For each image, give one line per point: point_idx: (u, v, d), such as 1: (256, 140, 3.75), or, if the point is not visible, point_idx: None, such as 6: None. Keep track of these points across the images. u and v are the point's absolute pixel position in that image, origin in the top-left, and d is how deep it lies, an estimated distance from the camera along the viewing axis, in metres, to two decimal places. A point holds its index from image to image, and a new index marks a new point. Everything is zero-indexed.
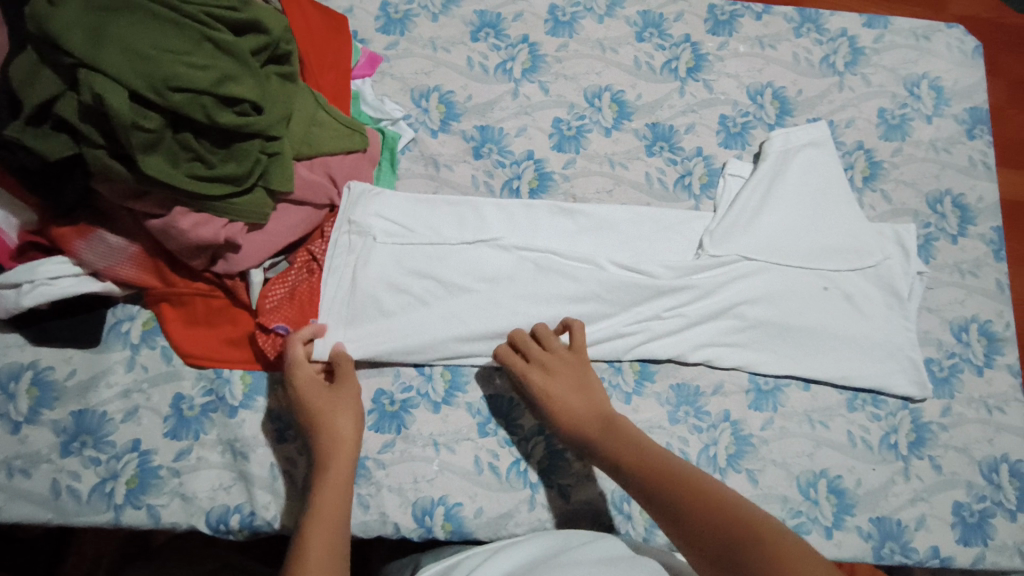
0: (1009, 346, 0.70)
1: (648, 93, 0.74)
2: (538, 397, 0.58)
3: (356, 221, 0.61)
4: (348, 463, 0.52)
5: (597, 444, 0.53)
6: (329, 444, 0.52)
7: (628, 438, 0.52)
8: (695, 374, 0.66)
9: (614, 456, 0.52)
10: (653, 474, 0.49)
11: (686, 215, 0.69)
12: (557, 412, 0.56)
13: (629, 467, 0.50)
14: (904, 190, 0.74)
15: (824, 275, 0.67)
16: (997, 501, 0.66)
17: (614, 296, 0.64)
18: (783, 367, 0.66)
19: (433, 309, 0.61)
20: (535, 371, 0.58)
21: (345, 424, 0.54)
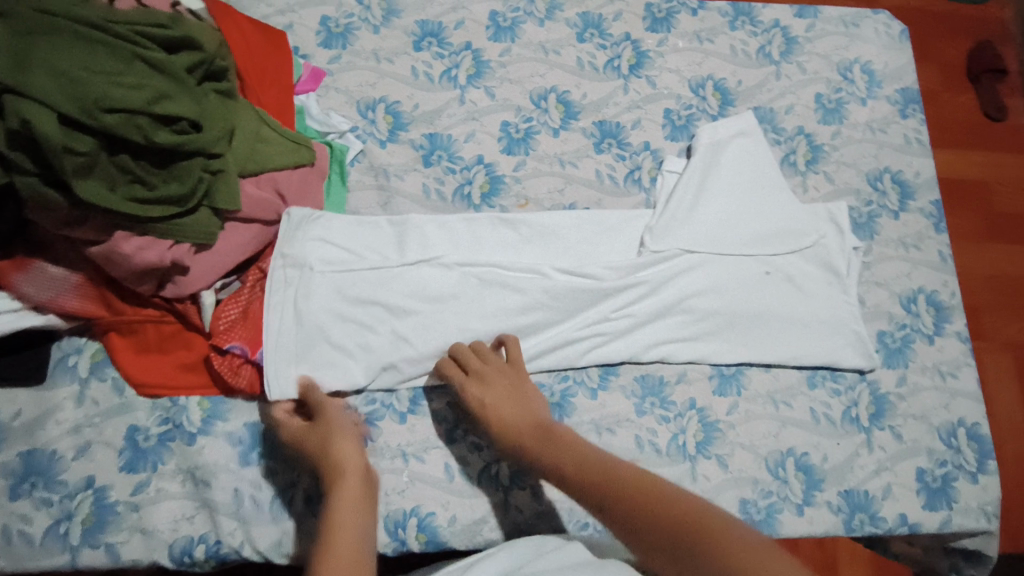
0: (956, 313, 0.73)
1: (593, 92, 0.75)
2: (477, 409, 0.59)
3: (290, 255, 0.61)
4: (358, 479, 0.51)
5: (536, 451, 0.54)
6: (332, 469, 0.52)
7: (568, 442, 0.53)
8: (658, 365, 0.67)
9: (554, 461, 0.52)
10: (594, 476, 0.49)
11: (626, 214, 0.71)
12: (494, 422, 0.58)
13: (568, 472, 0.50)
14: (844, 171, 0.76)
15: (764, 259, 0.71)
16: (958, 464, 0.68)
17: (563, 301, 0.66)
18: (735, 356, 0.68)
19: (380, 333, 0.63)
20: (473, 384, 0.60)
21: (346, 445, 0.53)
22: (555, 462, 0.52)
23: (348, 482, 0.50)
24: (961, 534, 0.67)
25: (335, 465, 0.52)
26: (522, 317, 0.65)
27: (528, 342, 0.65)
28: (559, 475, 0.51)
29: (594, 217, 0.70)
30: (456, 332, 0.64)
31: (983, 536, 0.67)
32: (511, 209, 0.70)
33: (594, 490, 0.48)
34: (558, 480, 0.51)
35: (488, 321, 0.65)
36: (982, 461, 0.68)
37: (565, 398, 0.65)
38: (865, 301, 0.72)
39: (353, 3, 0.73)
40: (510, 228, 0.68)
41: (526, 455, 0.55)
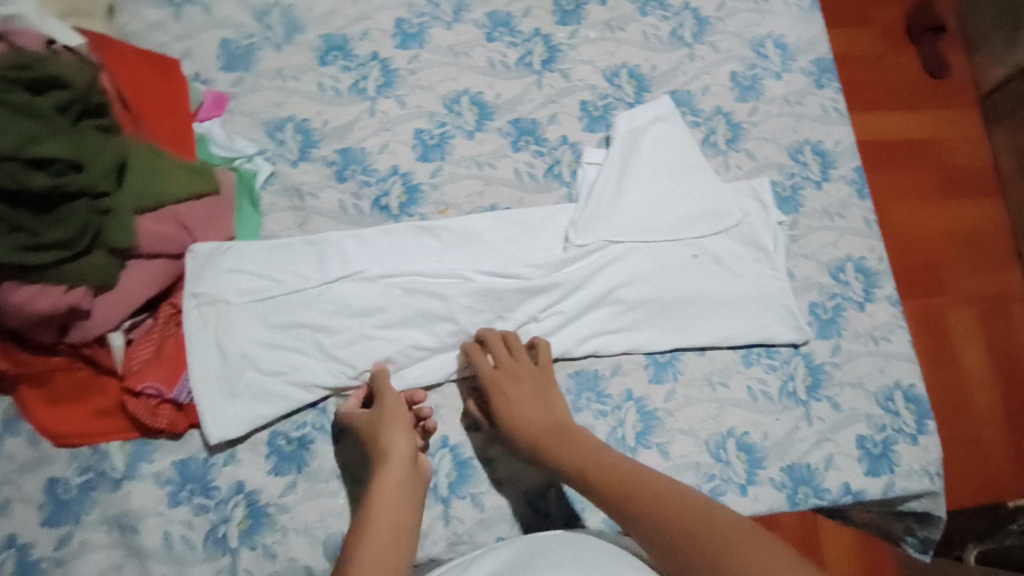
0: (885, 278, 0.73)
1: (506, 90, 0.74)
2: (498, 400, 0.60)
3: (202, 292, 0.60)
4: (402, 474, 0.54)
5: (554, 449, 0.56)
6: (380, 456, 0.55)
7: (589, 446, 0.55)
8: (594, 361, 0.67)
9: (575, 462, 0.54)
10: (614, 481, 0.52)
11: (549, 210, 0.70)
12: (510, 416, 0.58)
13: (590, 474, 0.53)
14: (765, 146, 0.76)
15: (692, 243, 0.70)
16: (898, 428, 0.68)
17: (490, 304, 0.65)
18: (669, 341, 0.68)
19: (308, 355, 0.62)
20: (500, 376, 0.60)
21: (398, 436, 0.55)
22: (575, 462, 0.54)
23: (392, 477, 0.53)
24: (907, 497, 0.67)
25: (384, 456, 0.55)
26: (451, 324, 0.64)
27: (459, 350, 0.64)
28: (579, 473, 0.54)
29: (516, 215, 0.69)
30: (383, 346, 0.63)
31: (930, 496, 0.68)
32: (430, 217, 0.69)
33: (614, 492, 0.51)
34: (577, 478, 0.54)
35: (417, 331, 0.64)
36: (922, 421, 0.69)
37: None
38: (794, 274, 0.72)
39: (252, 23, 0.72)
40: (432, 236, 0.67)
41: (540, 452, 0.57)
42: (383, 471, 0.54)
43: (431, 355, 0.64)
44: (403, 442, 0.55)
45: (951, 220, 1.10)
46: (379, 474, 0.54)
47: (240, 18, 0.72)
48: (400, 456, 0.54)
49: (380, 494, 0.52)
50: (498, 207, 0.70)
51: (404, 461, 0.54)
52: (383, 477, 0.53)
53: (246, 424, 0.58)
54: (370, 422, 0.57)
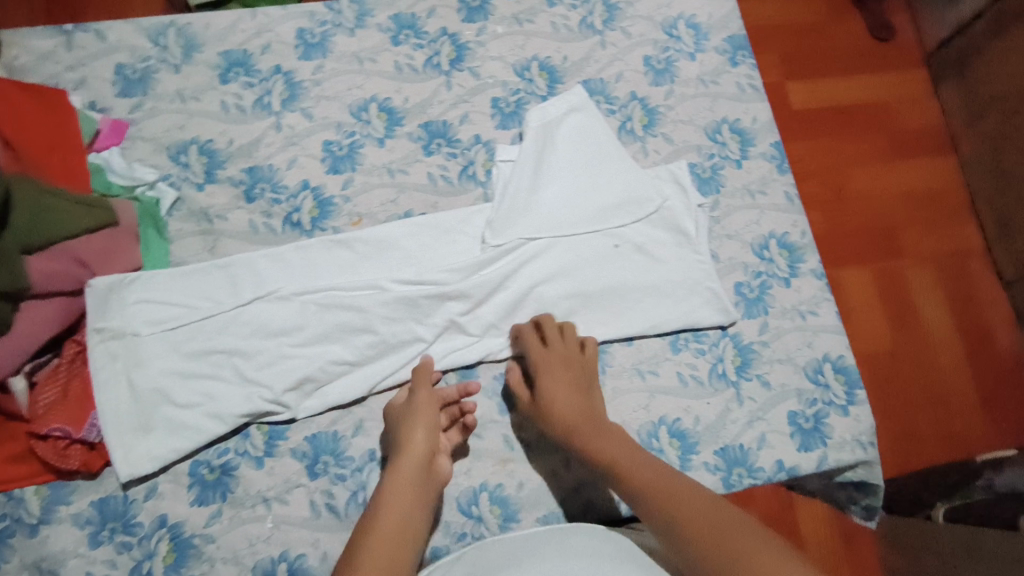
0: (809, 252, 0.73)
1: (414, 94, 0.73)
2: (546, 384, 0.62)
3: (105, 326, 0.59)
4: (414, 473, 0.57)
5: (595, 441, 0.59)
6: (401, 453, 0.58)
7: (624, 446, 0.57)
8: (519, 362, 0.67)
9: (606, 452, 0.57)
10: (647, 481, 0.54)
11: (465, 212, 0.69)
12: (553, 402, 0.61)
13: (625, 472, 0.55)
14: (683, 129, 0.76)
15: (612, 234, 0.70)
16: (828, 400, 0.69)
17: (408, 313, 0.65)
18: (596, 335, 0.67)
19: (224, 381, 0.61)
20: (554, 360, 0.63)
21: (416, 435, 0.58)
22: (613, 458, 0.57)
23: (403, 475, 0.56)
24: (843, 468, 0.68)
25: (402, 452, 0.58)
26: (370, 335, 0.64)
27: (381, 362, 0.64)
28: (614, 470, 0.56)
29: (430, 221, 0.68)
30: (300, 366, 0.62)
31: (864, 465, 0.68)
32: (344, 230, 0.68)
33: (646, 493, 0.53)
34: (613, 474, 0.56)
35: (335, 345, 0.63)
36: (852, 392, 0.69)
37: None
38: (718, 256, 0.72)
39: (148, 45, 0.70)
40: (346, 249, 0.67)
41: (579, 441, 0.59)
42: (398, 468, 0.57)
43: (354, 370, 0.64)
44: (422, 441, 0.58)
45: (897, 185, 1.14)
46: (396, 467, 0.57)
47: (134, 40, 0.70)
48: (416, 454, 0.58)
49: (393, 488, 0.56)
50: (414, 213, 0.70)
51: (418, 459, 0.57)
52: (397, 472, 0.57)
53: (163, 458, 0.58)
54: (406, 415, 0.60)
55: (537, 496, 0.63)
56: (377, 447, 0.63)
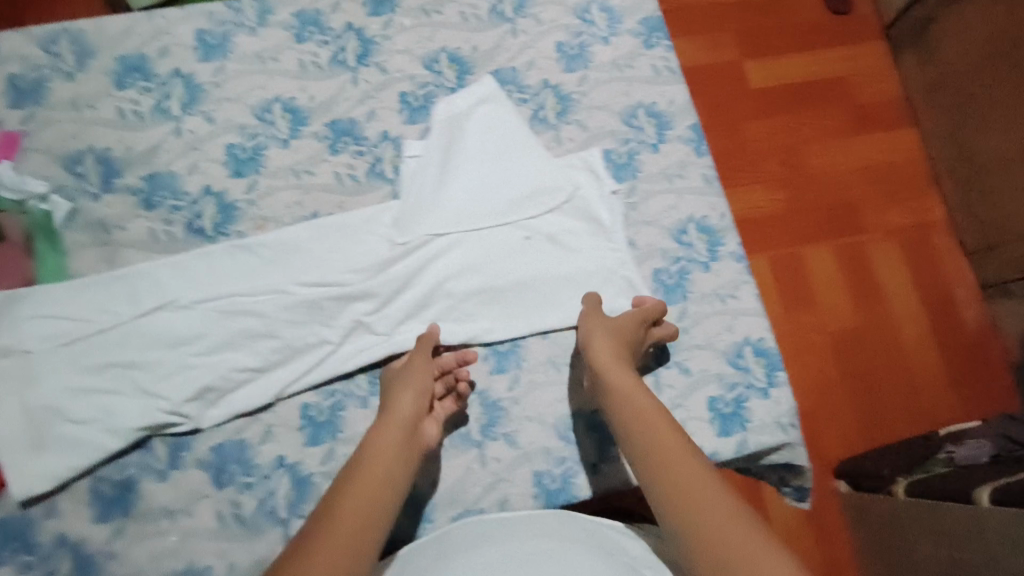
0: (728, 235, 0.72)
1: (320, 92, 0.71)
2: (616, 338, 0.61)
3: None
4: (399, 435, 0.56)
5: (635, 407, 0.55)
6: (389, 417, 0.58)
7: (653, 425, 0.54)
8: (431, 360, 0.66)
9: (630, 404, 0.56)
10: (682, 480, 0.49)
11: (371, 211, 0.68)
12: (613, 352, 0.60)
13: (659, 456, 0.51)
14: (597, 115, 0.74)
15: (523, 225, 0.69)
16: (748, 384, 0.68)
17: (312, 317, 0.65)
18: (509, 329, 0.66)
19: (125, 393, 0.61)
20: (626, 326, 0.62)
21: (406, 399, 0.59)
22: (648, 438, 0.53)
23: (388, 440, 0.56)
24: (765, 451, 0.67)
25: (391, 414, 0.58)
26: (273, 339, 0.64)
27: (286, 367, 0.63)
28: (644, 452, 0.52)
29: (337, 221, 0.67)
30: (202, 375, 0.62)
31: (786, 448, 0.68)
32: (249, 234, 0.67)
33: (652, 469, 0.51)
34: (640, 456, 0.53)
35: (239, 352, 0.63)
36: (772, 374, 0.69)
37: (335, 412, 0.64)
38: (636, 242, 0.71)
39: (40, 54, 0.68)
40: (250, 253, 0.65)
41: (614, 399, 0.57)
42: (385, 431, 0.57)
43: (260, 377, 0.63)
44: (410, 403, 0.58)
45: (796, 181, 1.41)
46: (382, 426, 0.57)
47: (25, 49, 0.68)
48: (402, 416, 0.58)
49: (376, 448, 0.55)
50: (321, 213, 0.68)
51: (405, 421, 0.57)
52: (383, 433, 0.56)
53: (64, 474, 0.58)
54: (412, 375, 0.60)
55: (452, 495, 0.63)
56: (286, 453, 0.62)
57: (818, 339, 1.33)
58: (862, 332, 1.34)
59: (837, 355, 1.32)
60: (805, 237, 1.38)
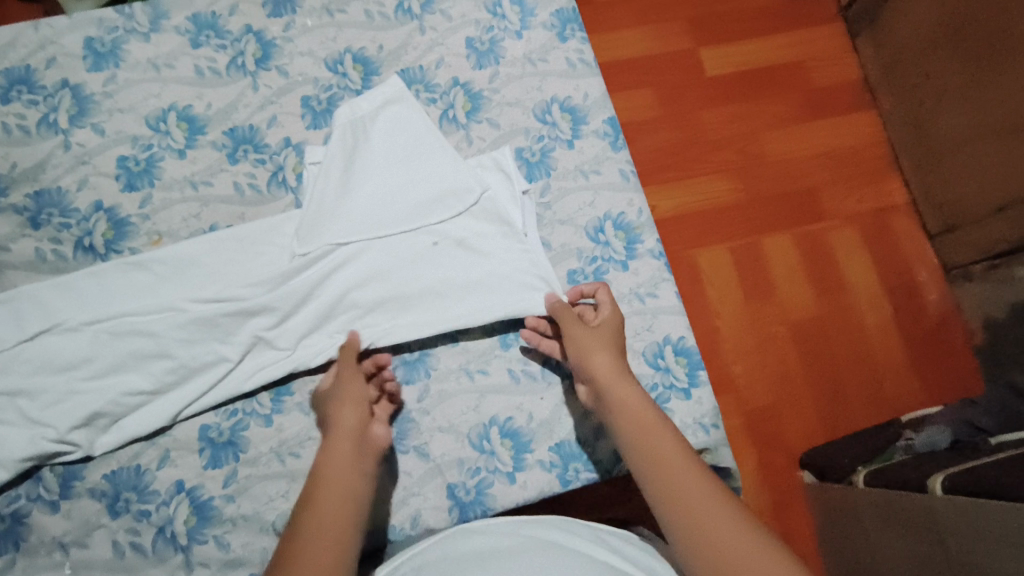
0: (646, 231, 0.70)
1: (217, 99, 0.69)
2: (610, 346, 0.58)
3: None
4: (347, 445, 0.53)
5: (638, 424, 0.52)
6: (331, 433, 0.54)
7: (654, 431, 0.51)
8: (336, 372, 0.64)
9: (626, 413, 0.53)
10: (689, 497, 0.46)
11: (273, 220, 0.66)
12: (607, 361, 0.57)
13: (671, 489, 0.47)
14: (509, 112, 0.72)
15: (430, 231, 0.67)
16: (669, 384, 0.66)
17: (208, 334, 0.62)
18: (417, 333, 0.64)
19: (9, 422, 0.58)
20: (612, 332, 0.60)
21: (344, 413, 0.56)
22: (649, 447, 0.50)
23: (336, 453, 0.52)
24: None
25: (332, 430, 0.55)
26: (167, 360, 0.61)
27: (182, 387, 0.61)
28: (646, 463, 0.49)
29: (238, 233, 0.65)
30: (91, 400, 0.59)
31: (710, 450, 0.66)
32: (142, 250, 0.64)
33: (657, 478, 0.48)
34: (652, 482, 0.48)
35: (131, 374, 0.60)
36: (694, 373, 0.67)
37: (235, 432, 0.61)
38: (550, 243, 0.69)
39: None
40: (144, 269, 0.63)
41: (620, 415, 0.53)
42: (330, 444, 0.53)
43: (155, 399, 0.61)
44: (353, 415, 0.55)
45: (750, 170, 1.39)
46: (327, 446, 0.53)
47: None
48: (350, 427, 0.55)
49: (329, 463, 0.51)
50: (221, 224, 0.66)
51: (353, 432, 0.54)
52: (333, 447, 0.53)
53: None
54: (355, 386, 0.58)
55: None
56: (185, 477, 0.60)
57: (780, 328, 1.31)
58: (822, 321, 1.33)
59: (794, 346, 1.31)
60: (759, 225, 1.37)
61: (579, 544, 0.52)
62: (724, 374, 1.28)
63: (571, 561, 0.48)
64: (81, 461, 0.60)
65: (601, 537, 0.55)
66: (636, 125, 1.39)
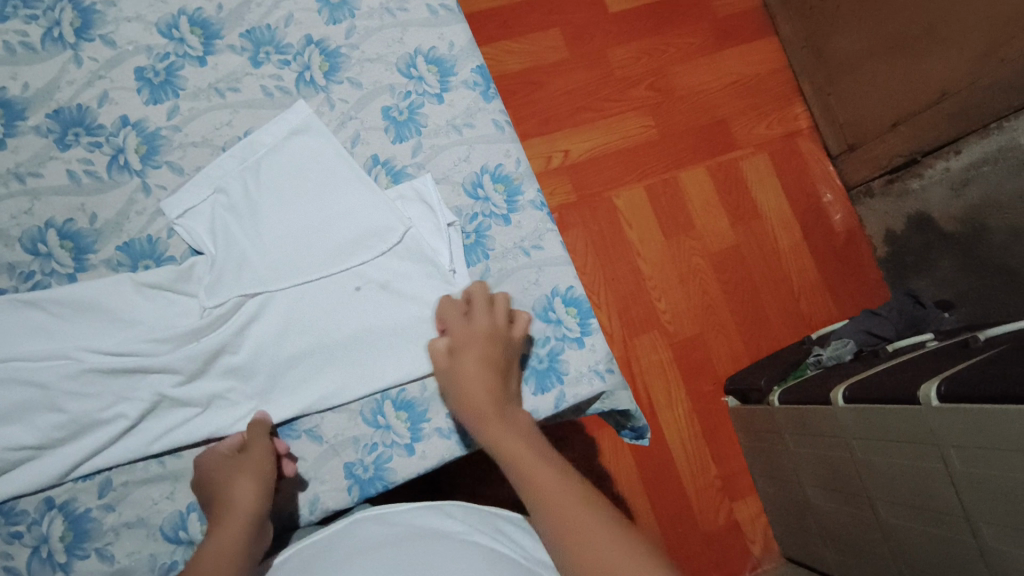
0: (526, 182, 0.69)
1: (36, 78, 0.62)
2: (462, 379, 0.57)
3: None
4: (241, 530, 0.51)
5: (533, 479, 0.51)
6: (227, 511, 0.52)
7: (522, 447, 0.53)
8: (227, 386, 0.59)
9: (496, 433, 0.54)
10: (553, 502, 0.49)
11: (121, 209, 0.61)
12: (464, 392, 0.57)
13: (573, 537, 0.46)
14: (371, 69, 0.68)
15: (353, 273, 0.63)
16: (562, 336, 0.66)
17: (54, 338, 0.57)
18: (342, 382, 0.61)
19: None
20: (466, 357, 0.58)
21: (245, 489, 0.53)
22: (519, 461, 0.52)
23: (229, 534, 0.50)
24: (585, 401, 0.66)
25: (228, 506, 0.53)
26: (24, 386, 0.55)
27: (23, 391, 0.55)
28: (519, 476, 0.52)
29: (144, 280, 0.59)
30: None
31: (606, 394, 0.66)
32: None
33: (527, 488, 0.51)
34: (551, 535, 0.47)
35: (15, 426, 0.54)
36: (585, 322, 0.67)
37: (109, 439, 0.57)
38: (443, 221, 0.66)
39: None
40: (40, 309, 0.57)
41: (514, 471, 0.52)
42: (223, 526, 0.51)
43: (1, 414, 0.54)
44: (253, 492, 0.54)
45: (660, 107, 1.38)
46: (221, 526, 0.51)
47: None
48: (244, 507, 0.53)
49: (221, 540, 0.50)
50: (88, 266, 0.60)
51: (247, 514, 0.52)
52: (224, 531, 0.51)
53: None
54: (261, 457, 0.55)
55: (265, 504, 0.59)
56: (55, 492, 0.56)
57: (699, 262, 1.34)
58: (738, 257, 1.35)
59: (715, 280, 1.33)
60: (672, 162, 1.37)
61: (466, 530, 0.51)
62: (649, 310, 1.29)
63: (465, 551, 0.47)
64: None
65: (494, 525, 0.55)
66: (545, 69, 1.35)
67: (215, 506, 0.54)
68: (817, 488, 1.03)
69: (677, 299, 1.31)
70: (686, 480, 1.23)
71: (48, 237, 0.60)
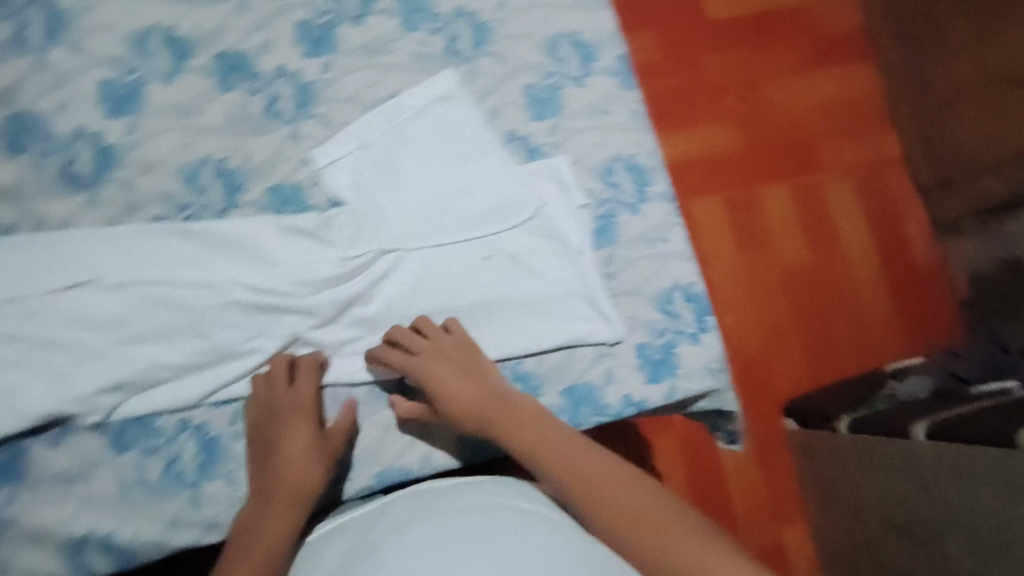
0: (657, 173, 0.69)
1: (206, 20, 0.64)
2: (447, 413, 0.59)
3: None
4: (300, 510, 0.55)
5: (567, 469, 0.54)
6: (296, 487, 0.56)
7: (547, 443, 0.55)
8: (359, 334, 0.62)
9: (519, 435, 0.56)
10: (593, 488, 0.52)
11: (272, 153, 0.63)
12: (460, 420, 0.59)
13: (621, 521, 0.50)
14: (518, 45, 0.69)
15: (483, 242, 0.64)
16: (678, 329, 0.66)
17: (203, 269, 0.59)
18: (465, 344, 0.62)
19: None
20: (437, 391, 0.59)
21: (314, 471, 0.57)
22: (549, 457, 0.55)
23: (289, 513, 0.55)
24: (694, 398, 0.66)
25: (296, 480, 0.56)
26: (174, 310, 0.58)
27: (176, 316, 0.58)
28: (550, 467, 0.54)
29: (291, 224, 0.61)
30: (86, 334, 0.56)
31: (715, 393, 0.66)
32: (133, 181, 0.61)
33: (562, 477, 0.54)
34: (598, 521, 0.51)
35: (162, 347, 0.57)
36: (702, 318, 0.67)
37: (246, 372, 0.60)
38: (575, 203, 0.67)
39: None
40: (194, 241, 0.60)
41: (542, 467, 0.55)
42: (287, 499, 0.55)
43: (153, 335, 0.57)
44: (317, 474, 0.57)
45: (749, 118, 1.37)
46: (284, 499, 0.55)
47: None
48: (310, 488, 0.56)
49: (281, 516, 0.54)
50: (237, 204, 0.62)
51: (308, 495, 0.56)
52: (286, 505, 0.55)
53: None
54: (337, 450, 0.58)
55: (378, 453, 0.62)
56: (191, 415, 0.58)
57: (771, 280, 1.31)
58: (808, 280, 1.33)
59: (785, 300, 1.31)
60: (753, 175, 1.35)
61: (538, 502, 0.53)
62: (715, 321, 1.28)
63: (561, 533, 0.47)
64: (92, 426, 0.56)
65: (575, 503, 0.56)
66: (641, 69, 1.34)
67: (279, 473, 0.56)
68: (879, 521, 1.01)
69: (743, 314, 1.29)
70: (738, 497, 1.21)
71: (203, 172, 0.62)
